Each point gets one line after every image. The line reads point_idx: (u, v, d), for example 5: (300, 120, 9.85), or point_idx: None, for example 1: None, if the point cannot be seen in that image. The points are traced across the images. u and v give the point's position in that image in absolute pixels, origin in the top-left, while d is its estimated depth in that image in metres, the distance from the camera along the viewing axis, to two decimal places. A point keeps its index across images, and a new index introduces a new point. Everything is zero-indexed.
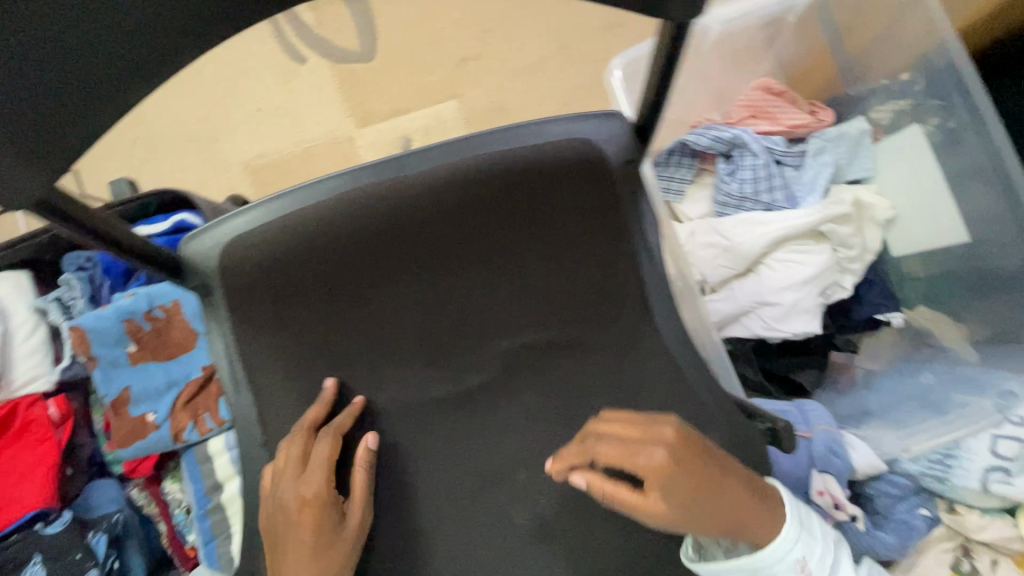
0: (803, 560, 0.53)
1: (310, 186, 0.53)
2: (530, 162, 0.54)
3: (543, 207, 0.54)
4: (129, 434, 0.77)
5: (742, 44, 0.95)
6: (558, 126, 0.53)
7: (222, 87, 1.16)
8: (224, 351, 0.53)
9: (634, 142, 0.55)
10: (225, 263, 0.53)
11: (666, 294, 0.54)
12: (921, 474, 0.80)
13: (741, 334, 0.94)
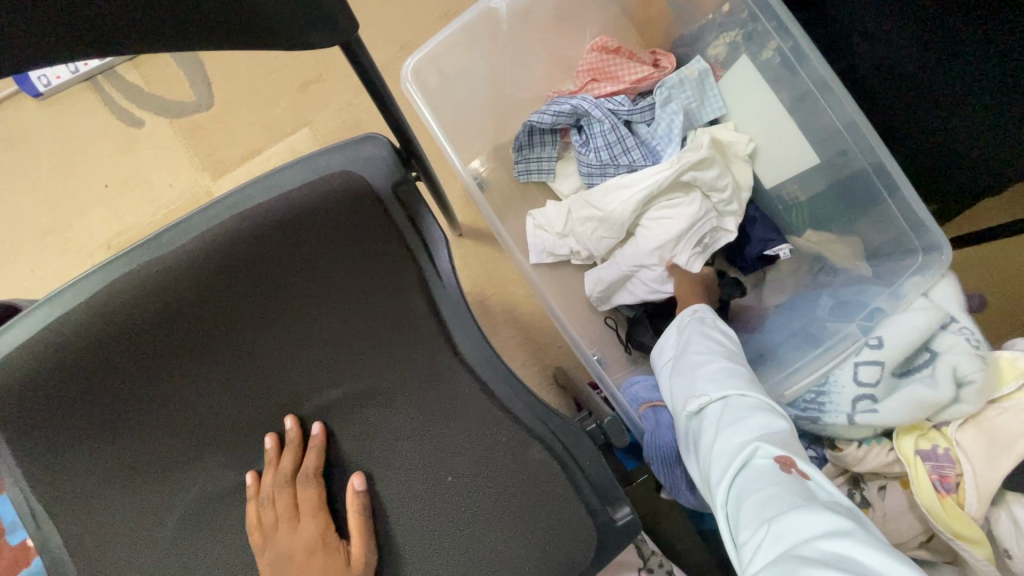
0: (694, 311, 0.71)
1: (64, 289, 0.47)
2: (292, 208, 0.48)
3: (322, 246, 0.49)
4: (11, 565, 0.72)
5: (561, 7, 0.91)
6: (324, 160, 0.49)
7: (65, 170, 1.10)
8: (12, 486, 0.47)
9: (396, 163, 0.51)
10: None
11: (467, 312, 0.52)
12: (795, 418, 0.65)
13: (630, 299, 0.92)
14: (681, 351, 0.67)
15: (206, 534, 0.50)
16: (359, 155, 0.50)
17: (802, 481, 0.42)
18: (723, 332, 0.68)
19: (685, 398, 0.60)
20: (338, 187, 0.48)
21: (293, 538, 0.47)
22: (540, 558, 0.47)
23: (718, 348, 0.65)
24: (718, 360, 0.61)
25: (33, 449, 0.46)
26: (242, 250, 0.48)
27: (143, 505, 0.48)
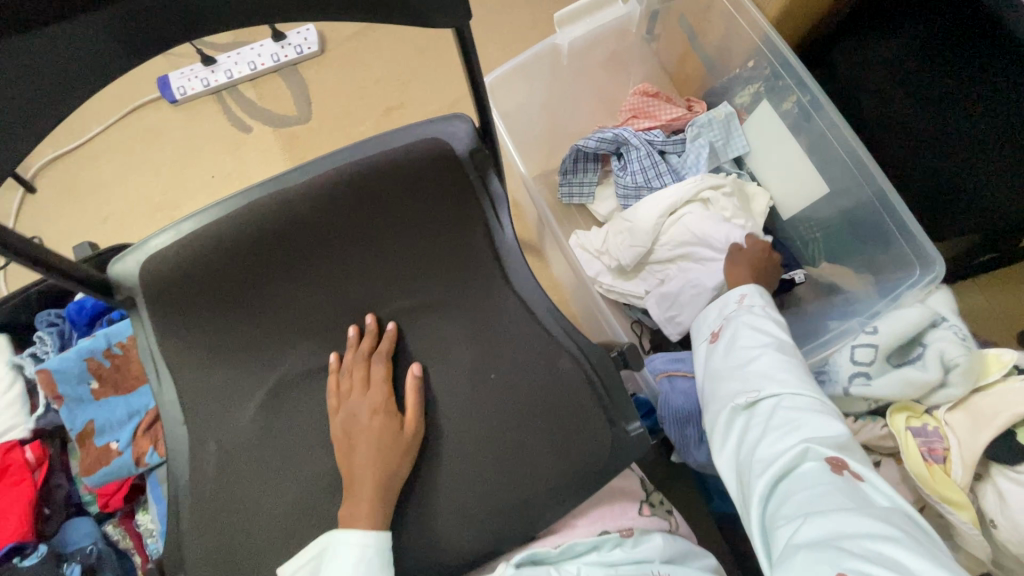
0: (742, 295, 0.72)
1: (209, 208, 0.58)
2: (390, 158, 0.59)
3: (407, 187, 0.60)
4: (94, 462, 0.85)
5: (611, 55, 1.09)
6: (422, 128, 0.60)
7: (182, 162, 1.31)
8: (149, 346, 0.60)
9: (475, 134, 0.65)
10: (144, 279, 0.58)
11: (521, 256, 0.64)
12: None
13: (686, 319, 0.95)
14: (730, 341, 0.67)
15: (286, 407, 0.59)
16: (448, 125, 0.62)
17: (855, 488, 0.47)
18: (773, 322, 0.68)
19: (733, 390, 0.62)
20: (431, 148, 0.60)
21: (362, 404, 0.56)
22: (561, 452, 0.56)
23: (769, 339, 0.65)
24: (769, 353, 0.63)
25: (171, 318, 0.59)
26: (344, 182, 0.58)
27: (244, 373, 0.60)
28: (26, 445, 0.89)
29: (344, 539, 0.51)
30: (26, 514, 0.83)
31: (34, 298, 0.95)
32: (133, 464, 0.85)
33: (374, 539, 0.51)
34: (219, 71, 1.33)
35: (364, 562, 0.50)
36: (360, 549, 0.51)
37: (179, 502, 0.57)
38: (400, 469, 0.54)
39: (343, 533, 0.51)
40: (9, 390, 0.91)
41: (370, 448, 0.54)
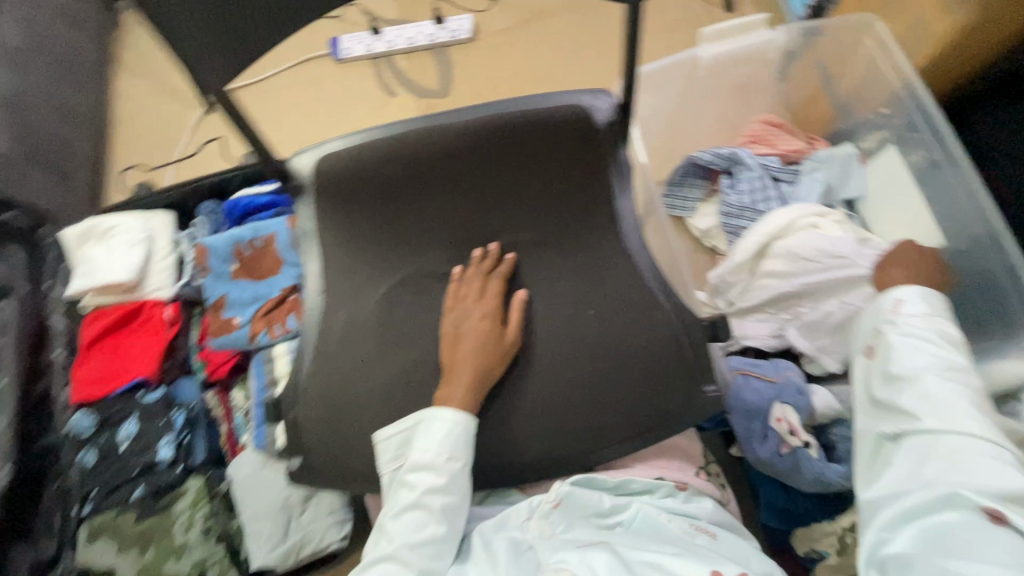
0: (898, 304, 0.70)
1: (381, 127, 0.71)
2: (539, 115, 0.68)
3: (550, 137, 0.69)
4: (218, 329, 0.99)
5: (742, 80, 1.14)
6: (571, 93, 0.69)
7: (328, 113, 1.45)
8: (309, 227, 0.73)
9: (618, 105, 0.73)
10: (319, 171, 0.71)
11: (636, 221, 0.70)
12: None
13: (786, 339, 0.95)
14: (886, 360, 0.68)
15: (405, 300, 0.68)
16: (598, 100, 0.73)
17: (1008, 543, 0.51)
18: (935, 336, 0.67)
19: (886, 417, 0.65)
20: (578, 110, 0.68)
21: (474, 309, 0.65)
22: (640, 394, 0.62)
23: (932, 363, 0.64)
24: (933, 382, 0.63)
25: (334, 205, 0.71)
26: (498, 124, 0.68)
27: (379, 264, 0.70)
28: (167, 306, 1.05)
29: (438, 415, 0.60)
30: (156, 359, 1.00)
31: (203, 190, 1.13)
32: (246, 340, 0.98)
33: (462, 420, 0.60)
34: (382, 40, 1.50)
35: (452, 438, 0.60)
36: (450, 427, 0.60)
37: (303, 355, 0.67)
38: (495, 368, 0.62)
39: (437, 410, 0.61)
40: (164, 259, 1.08)
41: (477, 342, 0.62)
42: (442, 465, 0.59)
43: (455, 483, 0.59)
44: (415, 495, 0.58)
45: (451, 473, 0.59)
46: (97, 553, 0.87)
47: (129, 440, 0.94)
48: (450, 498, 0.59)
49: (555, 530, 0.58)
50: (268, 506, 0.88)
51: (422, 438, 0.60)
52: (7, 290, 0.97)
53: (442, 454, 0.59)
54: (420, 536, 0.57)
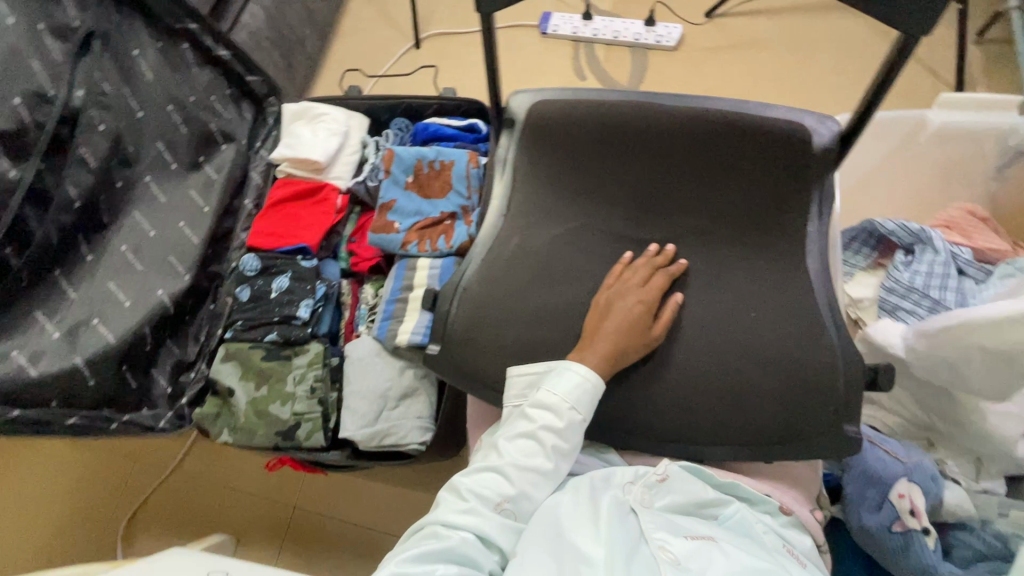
0: None
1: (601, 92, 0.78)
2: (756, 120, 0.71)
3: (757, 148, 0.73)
4: (379, 228, 1.09)
5: (957, 161, 1.07)
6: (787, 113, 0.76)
7: (518, 76, 1.53)
8: (506, 158, 0.80)
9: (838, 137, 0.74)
10: (534, 111, 0.78)
11: (821, 250, 0.70)
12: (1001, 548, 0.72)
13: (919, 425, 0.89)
14: None
15: (578, 246, 0.72)
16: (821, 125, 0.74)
17: None
18: None
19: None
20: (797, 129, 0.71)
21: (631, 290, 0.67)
22: (773, 407, 0.63)
23: None
24: None
25: (538, 147, 0.77)
26: (714, 116, 0.71)
27: (564, 208, 0.74)
28: (340, 195, 1.18)
29: (573, 363, 0.64)
30: (321, 234, 1.12)
31: (400, 108, 1.24)
32: (397, 245, 1.07)
33: (593, 376, 0.63)
34: (590, 27, 1.54)
35: (581, 388, 0.62)
36: (581, 377, 0.63)
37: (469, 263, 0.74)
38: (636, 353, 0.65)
39: (574, 360, 0.64)
40: (351, 155, 1.20)
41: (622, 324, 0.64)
42: (565, 408, 0.61)
43: (572, 429, 0.61)
44: (534, 425, 0.61)
45: (571, 419, 0.61)
46: (224, 372, 1.01)
47: (279, 292, 1.05)
48: (563, 442, 0.61)
49: (655, 502, 0.59)
50: (371, 390, 0.97)
51: (554, 378, 0.63)
52: (232, 137, 1.13)
53: (568, 399, 0.62)
54: (528, 463, 0.60)
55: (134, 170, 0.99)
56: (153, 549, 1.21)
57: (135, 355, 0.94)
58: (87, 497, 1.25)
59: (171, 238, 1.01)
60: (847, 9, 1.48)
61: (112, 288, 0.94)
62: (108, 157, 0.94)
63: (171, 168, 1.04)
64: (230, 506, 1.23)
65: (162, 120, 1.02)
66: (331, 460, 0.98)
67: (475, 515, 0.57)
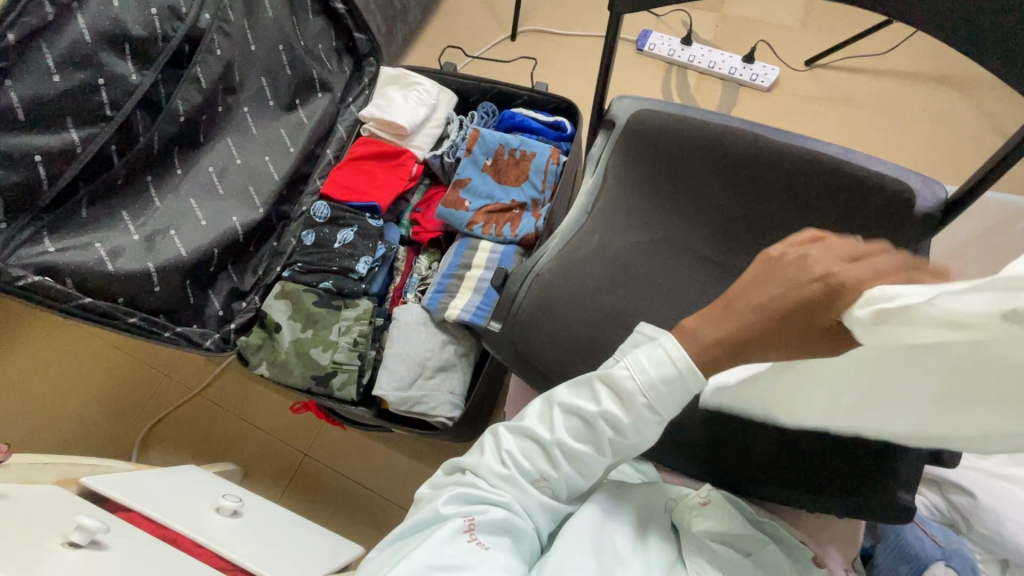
0: None
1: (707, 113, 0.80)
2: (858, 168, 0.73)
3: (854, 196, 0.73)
4: (450, 203, 1.10)
5: None
6: (888, 167, 0.77)
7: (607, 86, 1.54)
8: (600, 156, 0.83)
9: (946, 204, 0.73)
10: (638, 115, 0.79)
11: None
12: None
13: (952, 510, 0.87)
14: None
15: (655, 257, 0.73)
16: (928, 189, 0.74)
17: None
18: None
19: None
20: (903, 189, 0.71)
21: (804, 270, 0.49)
22: (824, 452, 0.62)
23: None
24: None
25: (634, 151, 0.78)
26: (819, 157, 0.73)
27: (648, 217, 0.75)
28: (416, 163, 1.20)
29: (664, 351, 0.53)
30: (392, 197, 1.14)
31: (491, 93, 1.26)
32: (464, 223, 1.08)
33: (682, 372, 0.52)
34: (687, 52, 1.54)
35: (662, 382, 0.53)
36: (668, 370, 0.53)
37: (545, 250, 0.75)
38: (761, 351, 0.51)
39: (666, 344, 0.53)
40: (435, 127, 1.22)
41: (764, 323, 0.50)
42: (636, 400, 0.54)
43: (635, 423, 0.55)
44: (592, 407, 0.56)
45: (640, 413, 0.54)
46: (277, 308, 1.04)
47: (342, 244, 1.08)
48: (619, 433, 0.55)
49: (695, 524, 0.59)
50: (411, 356, 0.98)
51: (634, 362, 0.54)
52: (328, 87, 1.18)
53: (642, 390, 0.53)
54: (574, 444, 0.57)
55: (236, 99, 1.03)
56: (165, 463, 1.25)
57: (199, 272, 0.97)
58: (115, 399, 1.29)
59: (255, 170, 1.05)
60: (952, 86, 1.45)
61: (193, 204, 0.97)
62: (218, 81, 0.98)
63: (269, 105, 1.08)
64: (245, 439, 1.25)
65: (271, 58, 1.06)
66: (358, 415, 1.00)
67: (513, 481, 0.57)
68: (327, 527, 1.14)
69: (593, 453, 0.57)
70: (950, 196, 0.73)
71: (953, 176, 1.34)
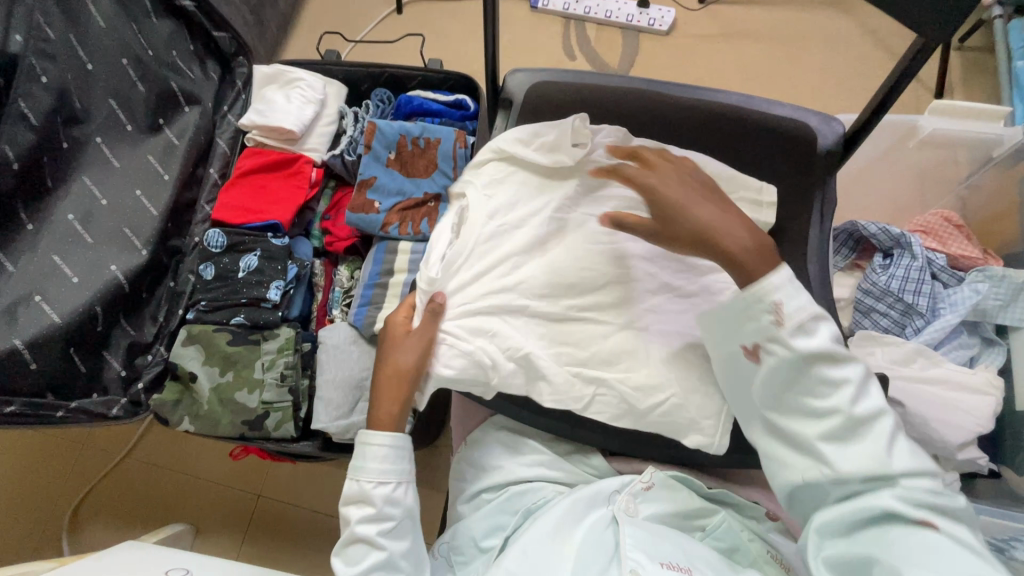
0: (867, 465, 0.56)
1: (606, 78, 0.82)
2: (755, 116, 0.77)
3: (757, 142, 0.76)
4: (357, 207, 1.01)
5: (935, 165, 1.09)
6: (787, 109, 0.80)
7: (505, 51, 1.47)
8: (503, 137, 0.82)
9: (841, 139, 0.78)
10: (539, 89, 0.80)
11: (819, 253, 0.78)
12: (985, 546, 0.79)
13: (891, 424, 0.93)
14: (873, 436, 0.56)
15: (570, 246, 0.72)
16: (826, 126, 0.79)
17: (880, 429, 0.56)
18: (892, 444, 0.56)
19: (730, 326, 0.62)
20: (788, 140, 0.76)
21: (396, 359, 0.69)
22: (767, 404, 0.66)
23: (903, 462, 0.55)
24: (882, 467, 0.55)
25: (527, 134, 0.75)
26: (717, 112, 0.77)
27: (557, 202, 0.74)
28: (315, 168, 1.10)
29: (370, 446, 0.67)
30: (293, 210, 1.04)
31: (383, 77, 1.15)
32: (377, 226, 1.00)
33: (393, 447, 0.67)
34: (581, 4, 1.48)
35: (381, 464, 0.67)
36: (381, 453, 0.67)
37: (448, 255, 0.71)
38: (414, 387, 0.69)
39: (366, 435, 0.68)
40: (328, 125, 1.12)
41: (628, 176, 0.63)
42: (371, 493, 0.65)
43: (386, 511, 0.65)
44: (353, 521, 0.65)
45: (381, 502, 0.65)
46: (187, 356, 0.94)
47: (247, 272, 0.98)
48: (386, 525, 0.65)
49: (640, 509, 0.67)
50: (345, 379, 0.93)
51: (358, 467, 0.67)
52: (195, 99, 1.03)
53: (372, 480, 0.66)
54: (368, 557, 0.64)
55: (83, 130, 0.89)
56: (101, 542, 1.13)
57: (84, 336, 0.85)
58: (32, 482, 1.17)
59: (123, 208, 0.92)
60: (836, 7, 1.47)
61: (58, 261, 0.85)
62: (52, 114, 0.85)
63: (126, 130, 0.94)
64: (188, 495, 1.16)
65: (116, 75, 0.92)
66: (301, 451, 0.94)
67: None
68: (294, 566, 1.09)
69: (382, 556, 0.64)
70: (845, 131, 0.79)
71: (848, 96, 1.39)
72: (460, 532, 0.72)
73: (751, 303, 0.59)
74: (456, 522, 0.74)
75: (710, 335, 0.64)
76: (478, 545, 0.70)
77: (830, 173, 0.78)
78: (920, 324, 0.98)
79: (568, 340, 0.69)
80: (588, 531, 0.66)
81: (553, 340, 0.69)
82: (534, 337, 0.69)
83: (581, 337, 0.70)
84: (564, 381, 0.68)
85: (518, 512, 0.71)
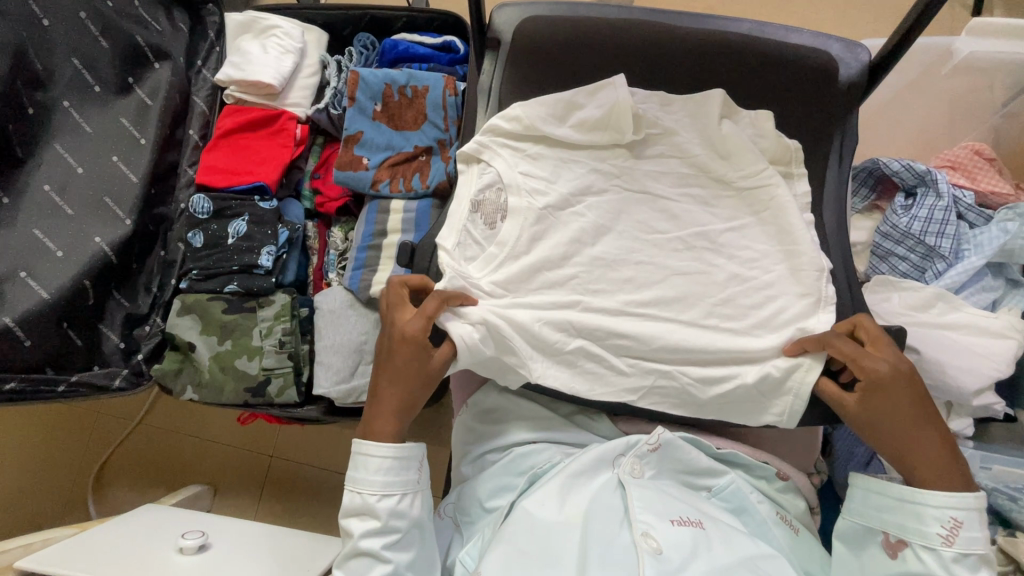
0: None
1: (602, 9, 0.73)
2: (767, 48, 0.70)
3: (769, 78, 0.70)
4: (346, 164, 0.96)
5: (971, 94, 0.99)
6: (805, 36, 0.72)
7: None
8: (489, 83, 0.75)
9: (866, 68, 0.71)
10: (526, 27, 0.72)
11: (836, 199, 0.72)
12: (997, 493, 0.79)
13: None
14: None
15: (566, 210, 0.70)
16: (850, 54, 0.71)
17: None
18: None
19: (875, 504, 0.63)
20: (808, 76, 0.69)
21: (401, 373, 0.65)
22: None
23: None
24: None
25: (561, 108, 0.70)
26: (722, 45, 0.70)
27: (549, 165, 0.71)
28: (299, 124, 1.03)
29: (374, 460, 0.65)
30: (278, 170, 0.99)
31: (365, 20, 1.06)
32: (367, 184, 0.95)
33: (401, 459, 0.66)
34: None
35: (386, 476, 0.65)
36: (386, 467, 0.65)
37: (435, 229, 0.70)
38: (412, 401, 0.67)
39: (363, 446, 0.66)
40: (310, 77, 1.04)
41: (843, 351, 0.61)
42: (377, 506, 0.64)
43: (390, 524, 0.64)
44: (358, 534, 0.64)
45: (385, 515, 0.64)
46: (183, 326, 0.93)
47: (237, 238, 0.95)
48: (391, 538, 0.64)
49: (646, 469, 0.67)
50: (345, 345, 0.92)
51: (356, 478, 0.66)
52: (164, 54, 0.96)
53: (375, 493, 0.65)
54: (371, 571, 0.64)
55: (49, 94, 0.85)
56: (126, 503, 1.18)
57: (76, 311, 0.84)
58: (55, 448, 1.20)
59: (102, 177, 0.88)
60: None
61: (39, 235, 0.83)
62: (12, 77, 0.81)
63: (94, 92, 0.89)
64: (204, 458, 1.19)
65: (76, 33, 0.87)
66: (305, 416, 0.94)
67: None
68: (311, 526, 1.12)
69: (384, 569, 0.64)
70: (869, 59, 0.71)
71: (873, 17, 1.26)
72: (468, 494, 0.72)
73: (919, 503, 0.60)
74: (462, 483, 0.75)
75: (858, 498, 0.65)
76: (484, 506, 0.71)
77: (851, 110, 0.71)
78: (941, 268, 0.92)
79: (566, 300, 0.67)
80: (597, 494, 0.66)
81: (549, 302, 0.67)
82: (529, 300, 0.67)
83: (580, 302, 0.67)
84: (561, 340, 0.65)
85: (524, 475, 0.71)
